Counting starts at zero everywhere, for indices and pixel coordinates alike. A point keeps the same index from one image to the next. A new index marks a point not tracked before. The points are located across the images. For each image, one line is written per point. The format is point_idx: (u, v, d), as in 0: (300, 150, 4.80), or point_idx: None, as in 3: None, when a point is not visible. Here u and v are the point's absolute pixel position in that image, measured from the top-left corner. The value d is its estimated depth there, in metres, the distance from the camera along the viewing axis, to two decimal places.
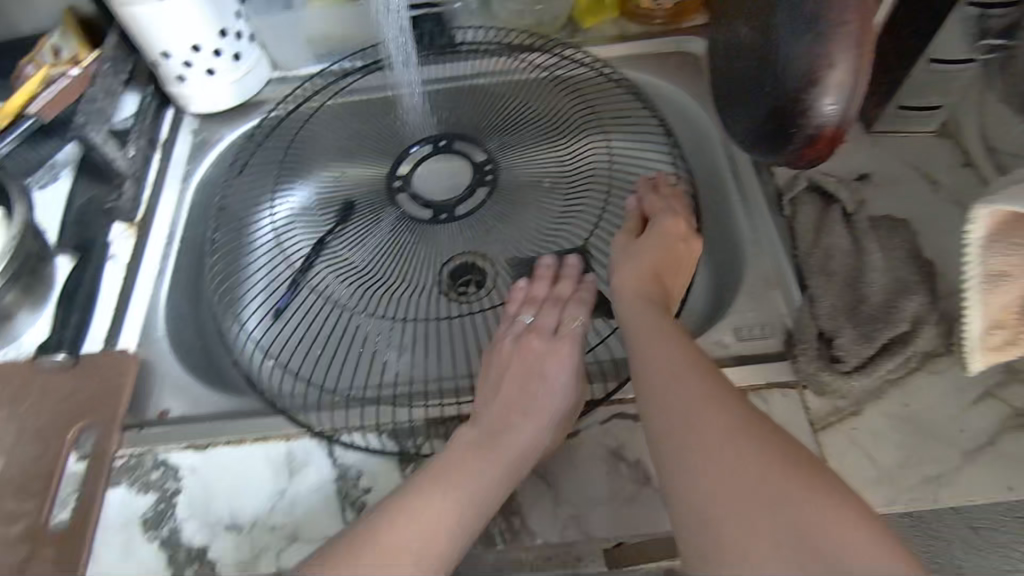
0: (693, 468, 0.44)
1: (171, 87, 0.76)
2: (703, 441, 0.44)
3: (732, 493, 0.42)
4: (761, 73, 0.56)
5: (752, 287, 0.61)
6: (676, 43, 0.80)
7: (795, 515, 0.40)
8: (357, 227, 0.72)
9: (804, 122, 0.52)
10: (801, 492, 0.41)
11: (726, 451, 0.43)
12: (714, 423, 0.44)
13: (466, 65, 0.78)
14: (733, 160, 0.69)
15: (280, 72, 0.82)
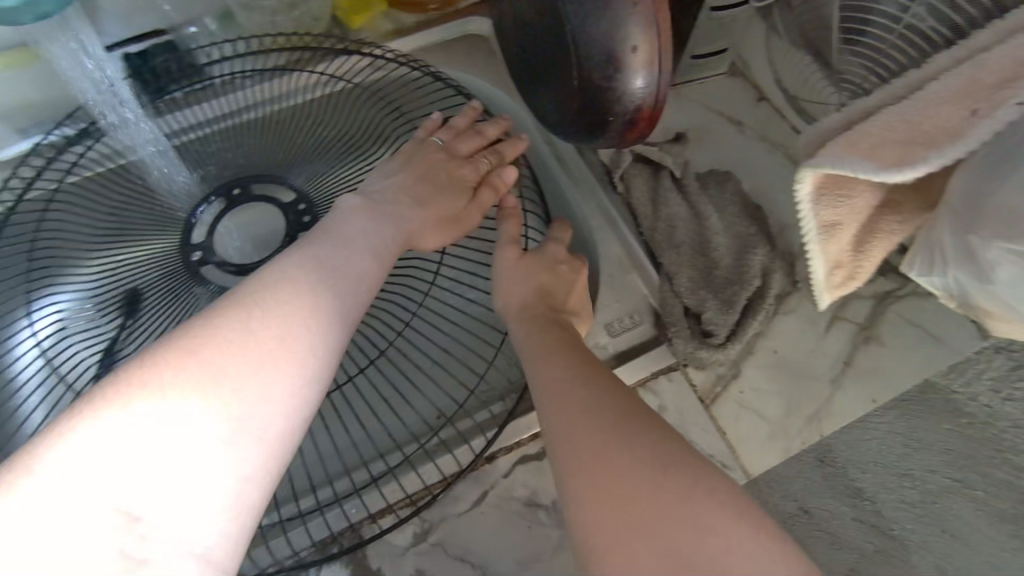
0: (584, 477, 0.38)
1: None
2: (604, 453, 0.38)
3: (615, 499, 0.36)
4: (561, 55, 0.52)
5: (609, 275, 0.59)
6: (458, 27, 0.72)
7: (673, 522, 0.35)
8: (157, 313, 0.56)
9: (620, 107, 0.49)
10: (697, 494, 0.36)
11: (623, 465, 0.37)
12: (616, 437, 0.38)
13: (235, 98, 0.66)
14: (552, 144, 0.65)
15: None
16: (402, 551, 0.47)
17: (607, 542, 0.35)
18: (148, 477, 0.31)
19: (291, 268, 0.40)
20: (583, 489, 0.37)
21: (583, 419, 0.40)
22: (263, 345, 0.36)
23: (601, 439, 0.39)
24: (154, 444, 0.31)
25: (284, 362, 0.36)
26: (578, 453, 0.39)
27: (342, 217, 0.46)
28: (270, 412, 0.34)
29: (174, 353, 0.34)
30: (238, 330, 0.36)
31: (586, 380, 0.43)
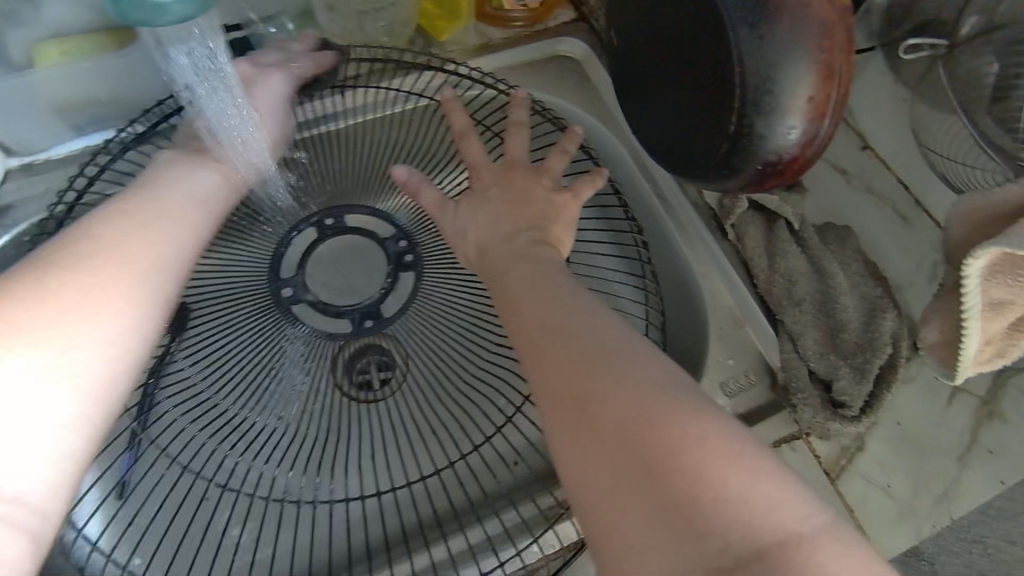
0: (569, 415, 0.33)
1: None
2: (599, 387, 0.32)
3: (603, 425, 0.31)
4: (698, 83, 0.47)
5: (720, 327, 0.56)
6: (548, 46, 0.69)
7: (660, 449, 0.29)
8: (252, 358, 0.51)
9: (761, 152, 0.44)
10: (700, 441, 0.29)
11: (644, 399, 0.31)
12: (597, 342, 0.35)
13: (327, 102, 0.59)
14: (655, 181, 0.61)
15: (19, 158, 0.56)
16: None
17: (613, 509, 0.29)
18: (10, 406, 0.31)
19: (106, 222, 0.39)
20: (578, 451, 0.31)
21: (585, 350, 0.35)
22: (58, 302, 0.34)
23: (613, 367, 0.33)
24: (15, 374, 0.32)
25: (107, 314, 0.36)
26: (574, 395, 0.33)
27: (176, 175, 0.45)
28: (94, 363, 0.34)
29: (69, 239, 0.38)
30: (56, 276, 0.35)
31: (577, 314, 0.38)
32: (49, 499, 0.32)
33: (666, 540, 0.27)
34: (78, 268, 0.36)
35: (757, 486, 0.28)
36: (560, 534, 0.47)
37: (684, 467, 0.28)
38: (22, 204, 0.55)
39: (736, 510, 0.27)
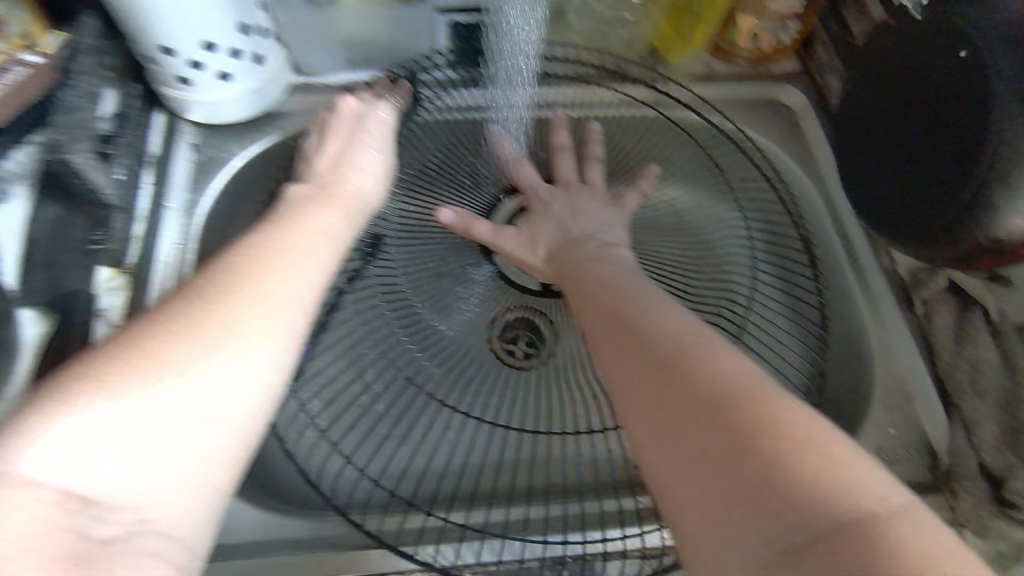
0: (640, 394, 0.33)
1: (169, 91, 0.59)
2: (681, 372, 0.32)
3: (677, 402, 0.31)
4: (947, 146, 0.46)
5: (886, 395, 0.55)
6: (768, 89, 0.72)
7: (728, 428, 0.29)
8: (447, 279, 0.58)
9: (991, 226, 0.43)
10: (763, 410, 0.29)
11: (728, 402, 0.29)
12: (677, 325, 0.36)
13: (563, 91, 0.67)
14: (848, 239, 0.62)
15: (302, 78, 0.67)
16: None
17: (700, 507, 0.28)
18: (140, 442, 0.30)
19: (274, 255, 0.38)
20: (660, 439, 0.31)
21: (682, 344, 0.33)
22: (215, 320, 0.34)
23: (702, 359, 0.32)
24: (158, 416, 0.31)
25: (266, 332, 0.35)
26: (656, 381, 0.32)
27: (282, 234, 0.40)
28: (246, 413, 0.33)
29: (214, 285, 0.36)
30: (190, 318, 0.34)
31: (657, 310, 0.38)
32: (196, 538, 0.32)
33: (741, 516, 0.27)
34: (206, 292, 0.35)
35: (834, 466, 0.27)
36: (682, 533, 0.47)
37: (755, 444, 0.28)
38: (294, 115, 0.66)
39: (833, 487, 0.26)
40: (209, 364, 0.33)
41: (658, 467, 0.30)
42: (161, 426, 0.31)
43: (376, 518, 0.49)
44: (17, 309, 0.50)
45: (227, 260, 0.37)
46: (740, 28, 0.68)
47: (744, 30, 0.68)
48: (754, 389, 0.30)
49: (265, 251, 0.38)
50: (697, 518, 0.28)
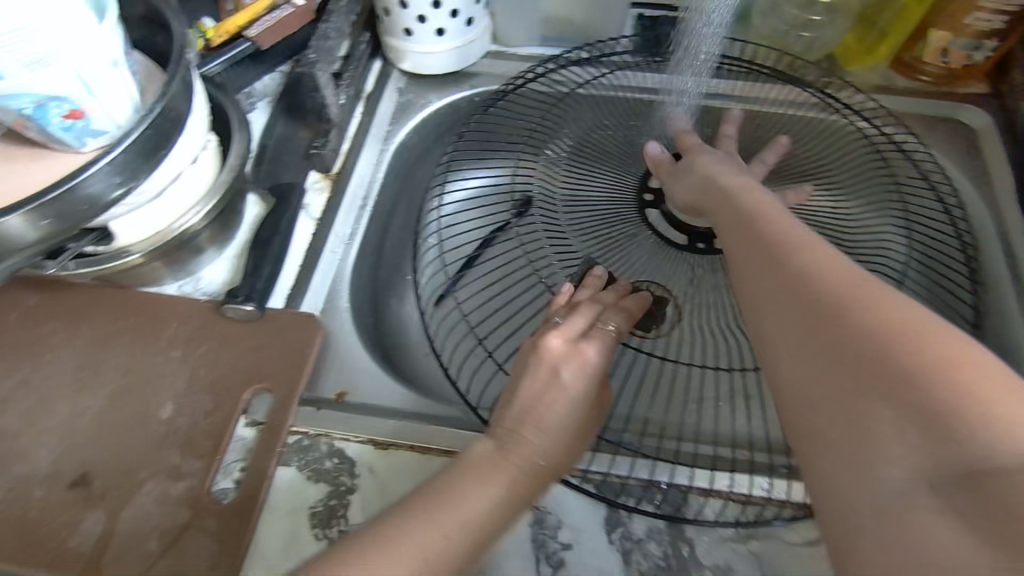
0: (792, 330, 0.35)
1: (394, 39, 0.71)
2: (839, 315, 0.33)
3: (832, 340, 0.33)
4: None
5: None
6: (948, 109, 0.70)
7: (895, 364, 0.30)
8: (599, 220, 0.63)
9: None
10: (922, 347, 0.30)
11: (886, 364, 0.30)
12: (838, 267, 0.36)
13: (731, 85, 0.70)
14: (1014, 258, 0.59)
15: (498, 46, 0.76)
16: (718, 537, 0.45)
17: (836, 443, 0.31)
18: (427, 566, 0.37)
19: (467, 479, 0.41)
20: (811, 378, 0.33)
21: (851, 294, 0.34)
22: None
23: (871, 317, 0.32)
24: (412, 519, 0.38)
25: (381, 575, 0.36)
26: (816, 324, 0.34)
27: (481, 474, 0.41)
28: None
29: (383, 524, 0.38)
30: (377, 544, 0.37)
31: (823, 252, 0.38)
32: None
33: (904, 454, 0.28)
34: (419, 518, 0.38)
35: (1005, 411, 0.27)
36: (792, 491, 0.46)
37: (920, 386, 0.29)
38: (484, 75, 0.75)
39: (992, 446, 0.26)
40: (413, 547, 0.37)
41: (808, 402, 0.33)
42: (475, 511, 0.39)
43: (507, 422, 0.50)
44: (247, 191, 0.62)
45: (427, 487, 0.41)
46: (930, 42, 0.67)
47: (933, 44, 0.67)
48: (920, 351, 0.30)
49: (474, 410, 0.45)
50: (830, 456, 0.31)
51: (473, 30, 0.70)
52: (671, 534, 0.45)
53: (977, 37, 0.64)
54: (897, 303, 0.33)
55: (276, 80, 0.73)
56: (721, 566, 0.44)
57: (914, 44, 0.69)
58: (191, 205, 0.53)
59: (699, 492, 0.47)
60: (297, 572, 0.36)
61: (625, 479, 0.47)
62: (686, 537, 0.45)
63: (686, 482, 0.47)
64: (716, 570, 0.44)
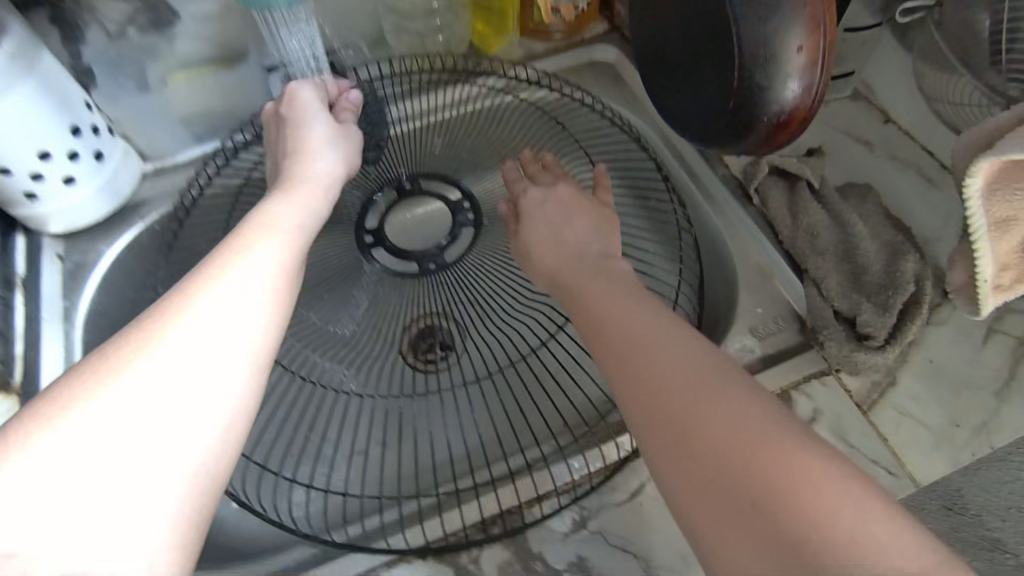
0: (626, 378, 0.39)
1: (18, 209, 0.60)
2: (650, 360, 0.39)
3: (664, 383, 0.37)
4: (723, 56, 0.52)
5: (748, 280, 0.60)
6: (586, 54, 0.77)
7: (714, 439, 0.34)
8: (329, 294, 0.60)
9: (771, 109, 0.50)
10: (744, 399, 0.35)
11: (697, 387, 0.36)
12: (620, 300, 0.45)
13: (399, 107, 0.68)
14: (684, 159, 0.68)
15: (152, 163, 0.69)
16: (561, 534, 0.46)
17: (716, 528, 0.32)
18: (129, 467, 0.33)
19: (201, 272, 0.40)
20: (654, 447, 0.36)
21: (641, 339, 0.40)
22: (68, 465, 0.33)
23: (686, 357, 0.38)
24: (132, 406, 0.35)
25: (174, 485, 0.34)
26: (618, 366, 0.40)
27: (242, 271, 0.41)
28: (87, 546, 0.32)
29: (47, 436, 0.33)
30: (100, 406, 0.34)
31: (605, 288, 0.47)
32: None
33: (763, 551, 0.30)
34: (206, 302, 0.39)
35: (818, 491, 0.31)
36: (605, 453, 0.49)
37: (712, 436, 0.34)
38: (152, 200, 0.68)
39: (782, 470, 0.31)
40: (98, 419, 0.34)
41: (647, 440, 0.37)
42: (178, 440, 0.35)
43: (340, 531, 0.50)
44: None
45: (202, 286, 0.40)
46: (540, 6, 0.72)
47: (544, 7, 0.72)
48: (703, 387, 0.36)
49: (167, 302, 0.38)
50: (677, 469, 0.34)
51: (108, 163, 0.63)
52: (521, 557, 0.45)
53: None
54: (695, 347, 0.39)
55: None
56: (575, 562, 0.45)
57: (528, 12, 0.75)
58: None
59: (535, 500, 0.48)
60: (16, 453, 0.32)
61: (464, 531, 0.47)
62: (535, 552, 0.46)
63: (515, 502, 0.48)
64: (572, 568, 0.45)
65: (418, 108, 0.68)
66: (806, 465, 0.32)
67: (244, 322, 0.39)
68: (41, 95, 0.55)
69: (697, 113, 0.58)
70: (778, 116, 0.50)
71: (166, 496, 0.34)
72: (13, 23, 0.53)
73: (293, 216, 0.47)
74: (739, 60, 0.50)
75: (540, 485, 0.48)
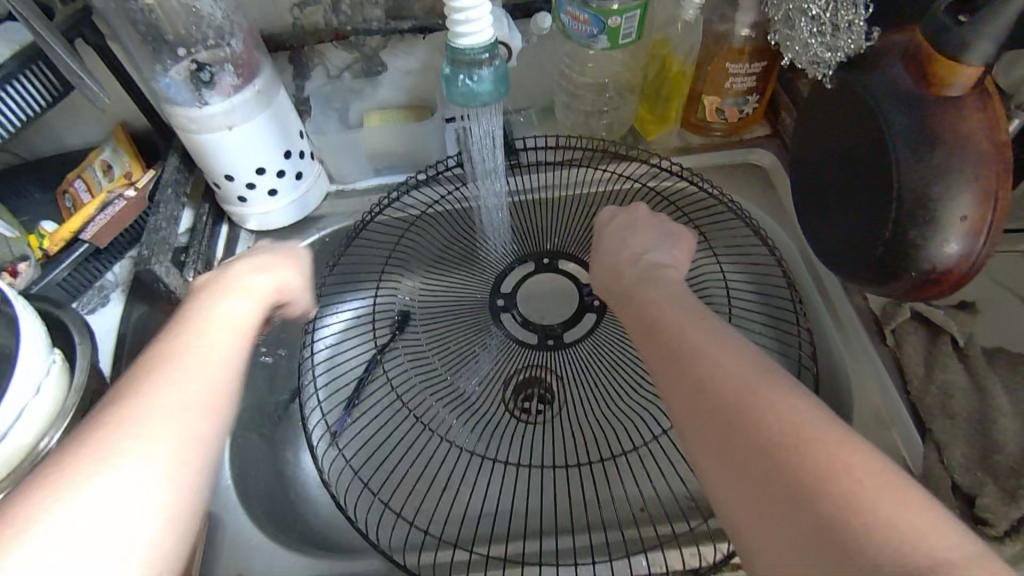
0: (675, 385, 0.40)
1: (231, 207, 0.74)
2: (700, 379, 0.39)
3: (706, 395, 0.38)
4: (880, 200, 0.52)
5: (865, 425, 0.58)
6: (741, 154, 0.79)
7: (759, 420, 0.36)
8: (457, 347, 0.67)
9: (922, 264, 0.49)
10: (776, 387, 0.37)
11: (749, 400, 0.37)
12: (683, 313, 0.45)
13: (544, 177, 0.77)
14: (822, 281, 0.68)
15: (336, 186, 0.80)
16: None
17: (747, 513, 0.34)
18: (96, 522, 0.34)
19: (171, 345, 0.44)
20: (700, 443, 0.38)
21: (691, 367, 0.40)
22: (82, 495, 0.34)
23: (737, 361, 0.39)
24: (115, 488, 0.35)
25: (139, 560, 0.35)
26: (669, 372, 0.41)
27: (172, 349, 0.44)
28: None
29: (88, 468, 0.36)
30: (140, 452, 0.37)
31: (662, 298, 0.48)
32: None
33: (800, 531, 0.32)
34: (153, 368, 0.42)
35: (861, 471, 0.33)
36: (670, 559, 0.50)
37: (758, 422, 0.35)
38: (328, 217, 0.79)
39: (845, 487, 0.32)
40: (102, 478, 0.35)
41: (689, 437, 0.39)
42: (122, 518, 0.35)
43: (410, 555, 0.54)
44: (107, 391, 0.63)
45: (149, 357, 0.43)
46: (705, 105, 0.75)
47: (709, 106, 0.75)
48: (759, 397, 0.37)
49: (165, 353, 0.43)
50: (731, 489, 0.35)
51: (304, 182, 0.75)
52: None
53: (740, 94, 0.73)
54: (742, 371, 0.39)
55: (125, 267, 0.74)
56: None
57: (692, 107, 0.77)
58: (38, 434, 0.54)
59: None
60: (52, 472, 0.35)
61: None
62: None
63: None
64: None
65: (560, 181, 0.77)
66: (847, 449, 0.34)
67: (174, 403, 0.40)
68: (271, 125, 0.67)
69: (844, 244, 0.58)
70: (928, 270, 0.49)
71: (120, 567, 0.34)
72: (263, 66, 0.66)
73: (266, 285, 0.52)
74: (896, 209, 0.49)
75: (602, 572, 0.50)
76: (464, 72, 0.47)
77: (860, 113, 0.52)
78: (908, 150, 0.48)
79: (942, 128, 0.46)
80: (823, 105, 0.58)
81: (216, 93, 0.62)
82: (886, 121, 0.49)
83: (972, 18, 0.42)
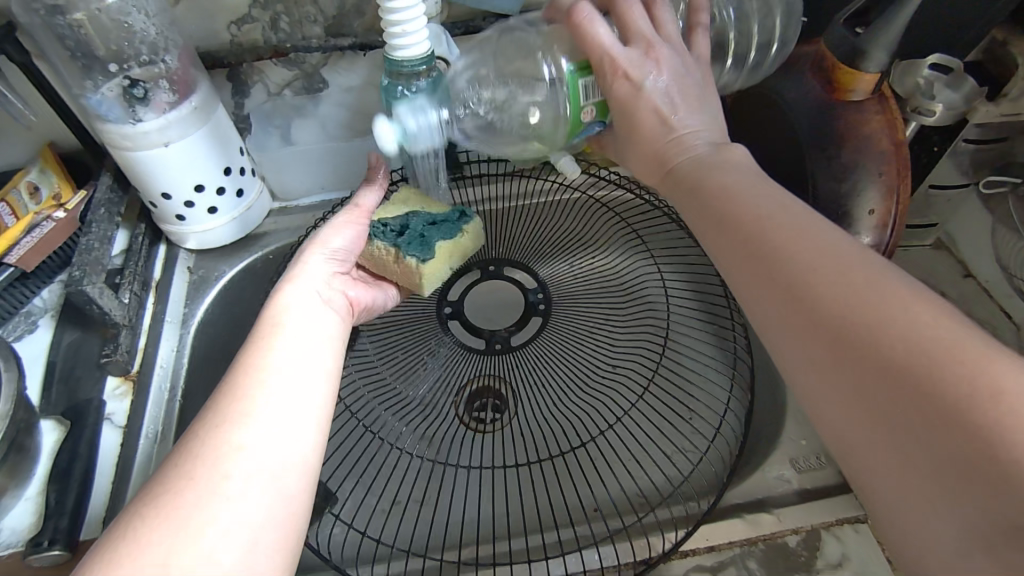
0: (686, 177, 0.45)
1: (169, 226, 0.72)
2: (701, 179, 0.43)
3: (733, 207, 0.40)
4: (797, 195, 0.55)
5: (801, 411, 0.59)
6: None
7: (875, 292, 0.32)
8: (401, 350, 0.63)
9: None
10: (835, 252, 0.34)
11: (803, 228, 0.36)
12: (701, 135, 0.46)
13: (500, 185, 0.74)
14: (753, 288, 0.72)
15: (280, 201, 0.80)
16: None
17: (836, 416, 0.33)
18: (251, 466, 0.40)
19: (223, 424, 0.42)
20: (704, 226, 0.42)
21: (705, 176, 0.43)
22: (194, 486, 0.38)
23: (766, 185, 0.40)
24: (227, 457, 0.40)
25: (280, 537, 0.39)
26: (678, 169, 0.46)
27: (242, 367, 0.46)
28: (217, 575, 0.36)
29: (183, 495, 0.38)
30: (218, 457, 0.40)
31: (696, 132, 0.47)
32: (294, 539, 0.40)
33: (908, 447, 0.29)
34: (240, 362, 0.46)
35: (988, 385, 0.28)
36: (620, 554, 0.51)
37: (775, 232, 0.37)
38: (272, 234, 0.78)
39: (912, 331, 0.29)
40: (249, 440, 0.41)
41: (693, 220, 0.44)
42: (284, 408, 0.44)
43: (369, 568, 0.53)
44: (38, 419, 0.61)
45: (228, 386, 0.44)
46: None
47: None
48: (789, 214, 0.37)
49: (260, 328, 0.49)
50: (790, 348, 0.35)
51: (245, 200, 0.74)
52: None
53: None
54: (821, 218, 0.36)
55: (56, 291, 0.72)
56: None
57: None
58: None
59: None
60: (139, 510, 0.37)
61: None
62: None
63: None
64: None
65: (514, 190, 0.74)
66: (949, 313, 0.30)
67: (305, 358, 0.48)
68: (208, 141, 0.66)
69: None
70: None
71: (285, 445, 0.42)
72: (202, 83, 0.65)
73: (334, 245, 0.58)
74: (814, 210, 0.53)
75: (557, 569, 0.50)
76: (403, 85, 0.48)
77: (777, 119, 0.56)
78: (820, 153, 0.52)
79: (855, 131, 0.51)
80: (748, 114, 0.61)
81: (150, 111, 0.61)
82: (799, 122, 0.53)
83: (865, 29, 0.47)
